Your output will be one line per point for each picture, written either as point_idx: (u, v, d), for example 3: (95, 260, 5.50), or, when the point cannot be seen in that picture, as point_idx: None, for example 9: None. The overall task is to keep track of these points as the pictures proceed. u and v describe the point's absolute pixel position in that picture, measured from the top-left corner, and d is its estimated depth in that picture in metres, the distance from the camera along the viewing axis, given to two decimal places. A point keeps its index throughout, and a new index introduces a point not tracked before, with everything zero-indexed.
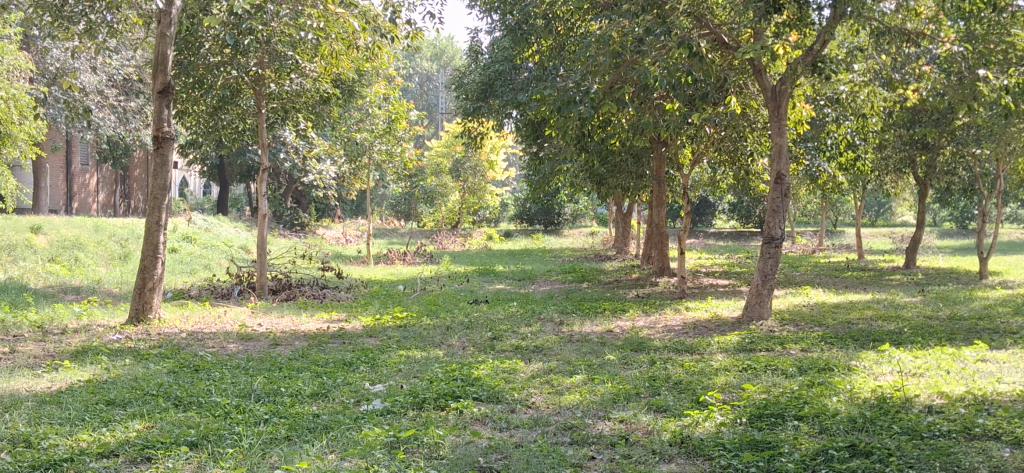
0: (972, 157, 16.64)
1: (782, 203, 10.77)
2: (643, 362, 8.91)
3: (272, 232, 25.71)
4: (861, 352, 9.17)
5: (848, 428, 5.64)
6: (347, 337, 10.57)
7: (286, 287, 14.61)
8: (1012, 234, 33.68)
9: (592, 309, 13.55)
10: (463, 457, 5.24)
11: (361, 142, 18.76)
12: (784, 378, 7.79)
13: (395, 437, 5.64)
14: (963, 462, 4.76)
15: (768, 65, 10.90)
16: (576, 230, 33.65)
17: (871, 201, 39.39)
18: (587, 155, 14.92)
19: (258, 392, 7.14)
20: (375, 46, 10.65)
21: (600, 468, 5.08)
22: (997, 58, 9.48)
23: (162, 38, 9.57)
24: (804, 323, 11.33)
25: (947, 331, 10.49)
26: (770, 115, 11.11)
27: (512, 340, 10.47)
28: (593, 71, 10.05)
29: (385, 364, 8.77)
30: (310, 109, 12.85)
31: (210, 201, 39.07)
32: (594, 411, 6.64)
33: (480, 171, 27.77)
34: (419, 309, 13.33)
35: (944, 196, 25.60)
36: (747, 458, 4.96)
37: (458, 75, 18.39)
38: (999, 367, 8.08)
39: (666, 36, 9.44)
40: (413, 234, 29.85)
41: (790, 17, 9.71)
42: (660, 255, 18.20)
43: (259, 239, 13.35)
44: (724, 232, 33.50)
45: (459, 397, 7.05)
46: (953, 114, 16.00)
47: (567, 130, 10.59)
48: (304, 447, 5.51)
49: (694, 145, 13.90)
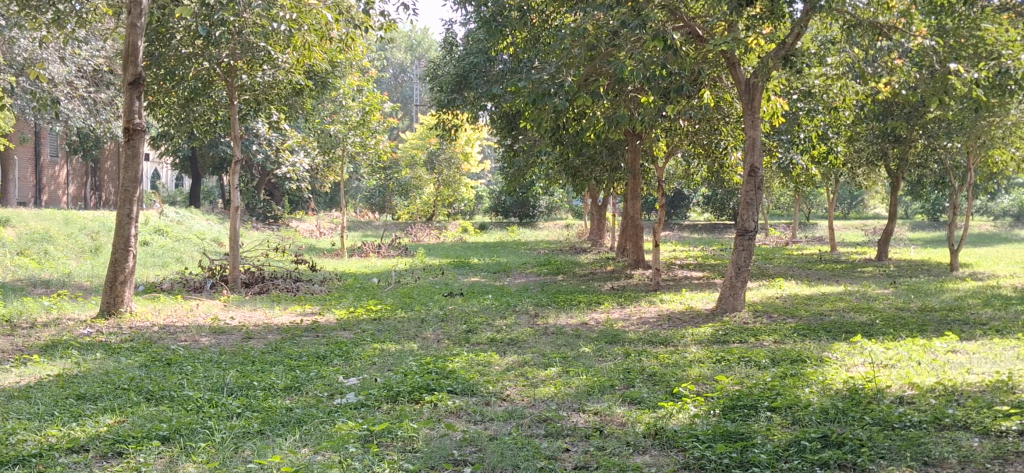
0: (942, 150, 16.78)
1: (756, 196, 10.78)
2: (617, 354, 8.92)
3: (245, 224, 25.51)
4: (834, 343, 9.23)
5: (820, 419, 5.66)
6: (321, 330, 10.49)
7: (259, 280, 14.51)
8: (981, 226, 34.07)
9: (567, 301, 13.55)
10: (437, 450, 5.19)
11: (334, 134, 18.62)
12: (757, 369, 7.83)
13: (368, 430, 5.59)
14: (932, 452, 4.78)
15: (742, 58, 10.91)
16: (551, 222, 33.66)
17: (844, 194, 39.69)
18: (562, 147, 14.89)
19: (230, 386, 7.07)
20: (348, 37, 10.55)
21: (575, 460, 5.06)
22: (966, 51, 9.53)
23: (132, 28, 9.44)
24: (776, 314, 11.40)
25: (918, 323, 10.58)
26: (744, 108, 11.13)
27: (487, 333, 10.45)
28: (567, 63, 10.03)
29: (359, 357, 8.71)
30: (282, 101, 12.74)
31: (183, 194, 38.69)
32: (569, 402, 6.63)
33: (455, 164, 27.40)
34: (393, 302, 13.29)
35: (914, 188, 25.85)
36: (720, 449, 4.95)
37: (432, 66, 18.30)
38: (970, 357, 8.15)
39: (641, 28, 9.42)
40: (387, 227, 29.75)
41: (763, 10, 9.72)
42: (634, 247, 18.23)
43: (232, 232, 13.21)
44: (699, 225, 33.64)
45: (433, 390, 7.01)
46: (925, 108, 16.11)
47: (541, 122, 10.58)
48: (277, 441, 5.46)
49: (669, 138, 13.91)
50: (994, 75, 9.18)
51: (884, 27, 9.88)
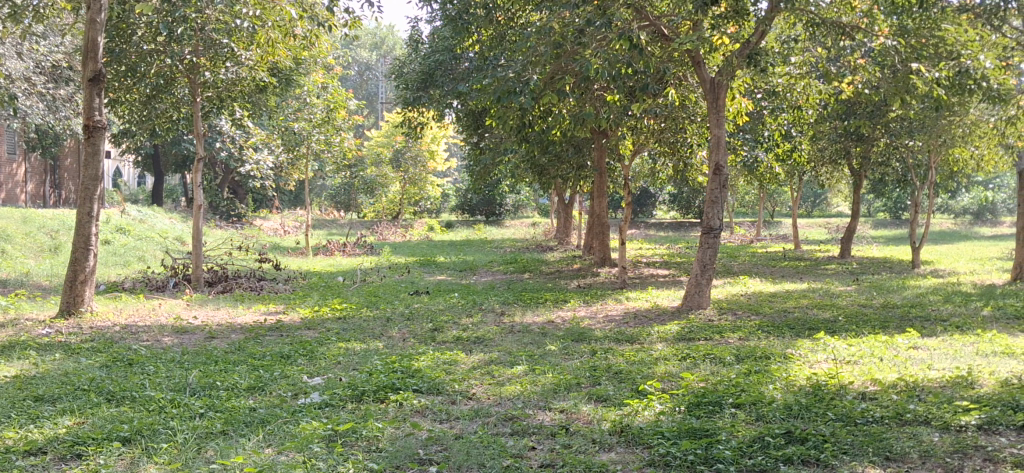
0: (904, 149, 16.96)
1: (722, 194, 10.81)
2: (584, 352, 8.90)
3: (209, 223, 25.25)
4: (797, 339, 9.29)
5: (784, 415, 5.67)
6: (285, 330, 10.38)
7: (222, 279, 14.35)
8: (942, 224, 34.53)
9: (533, 299, 13.53)
10: (402, 450, 5.13)
11: (298, 131, 18.43)
12: (722, 366, 7.85)
13: (332, 430, 5.53)
14: (894, 447, 4.81)
15: (707, 57, 10.94)
16: (517, 220, 33.65)
17: (807, 192, 40.12)
18: (528, 145, 14.83)
19: (193, 386, 6.96)
20: (313, 34, 10.43)
21: (541, 458, 5.04)
22: (928, 51, 9.61)
23: (91, 24, 9.26)
24: (741, 312, 11.46)
25: (881, 319, 10.68)
26: (708, 107, 11.16)
27: (453, 331, 10.40)
28: (533, 61, 9.99)
29: (323, 357, 8.62)
30: (246, 98, 12.59)
31: (145, 192, 38.19)
32: (534, 401, 6.60)
33: (421, 162, 27.41)
34: (358, 300, 13.18)
35: (877, 186, 26.14)
36: (685, 445, 4.94)
37: (397, 64, 18.18)
38: (930, 354, 8.23)
39: (607, 26, 9.41)
40: (353, 226, 29.55)
41: (728, 8, 9.74)
42: (600, 245, 18.25)
43: (194, 230, 13.02)
44: (665, 223, 33.80)
45: (398, 390, 6.95)
46: (886, 106, 16.28)
47: (507, 120, 10.53)
48: (239, 441, 5.38)
49: (635, 136, 13.91)
50: (955, 74, 9.28)
51: (847, 27, 9.94)
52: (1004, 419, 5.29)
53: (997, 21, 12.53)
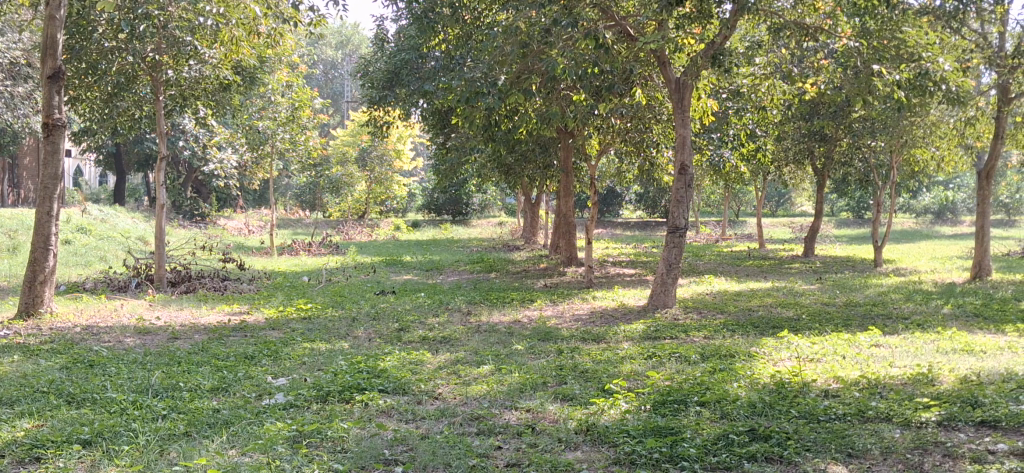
0: (867, 148, 17.02)
1: (687, 193, 10.84)
2: (550, 352, 8.90)
3: (171, 222, 24.95)
4: (761, 338, 9.35)
5: (748, 413, 5.71)
6: (249, 330, 10.30)
7: (186, 280, 14.19)
8: (903, 223, 34.99)
9: (500, 299, 13.52)
10: (367, 450, 5.11)
11: (263, 130, 18.18)
12: (687, 365, 7.89)
13: (297, 431, 5.49)
14: (856, 444, 4.86)
15: (672, 57, 10.99)
16: (484, 220, 33.62)
17: (771, 192, 40.49)
18: (494, 144, 14.80)
19: (156, 387, 6.88)
20: (278, 32, 10.35)
21: (506, 457, 5.04)
22: (889, 53, 9.71)
23: (50, 20, 9.09)
24: (707, 310, 11.54)
25: (843, 318, 10.80)
26: (674, 108, 11.20)
27: (419, 331, 10.35)
28: (499, 61, 9.98)
29: (288, 357, 8.56)
30: (210, 97, 12.46)
31: (107, 192, 37.65)
32: (500, 400, 6.60)
33: (387, 162, 27.62)
34: (323, 300, 13.09)
35: (840, 185, 26.43)
36: (650, 444, 4.94)
37: (363, 62, 18.08)
38: (892, 351, 8.32)
39: (574, 26, 9.41)
40: (318, 225, 29.36)
41: (692, 10, 9.79)
42: (567, 245, 18.30)
43: (157, 229, 12.87)
44: (631, 222, 33.94)
45: (364, 390, 6.92)
46: (849, 107, 16.44)
47: (473, 119, 10.50)
48: (203, 443, 5.33)
49: (601, 136, 13.96)
50: (915, 76, 9.40)
51: (811, 28, 10.02)
52: (963, 415, 5.36)
53: (956, 23, 12.70)
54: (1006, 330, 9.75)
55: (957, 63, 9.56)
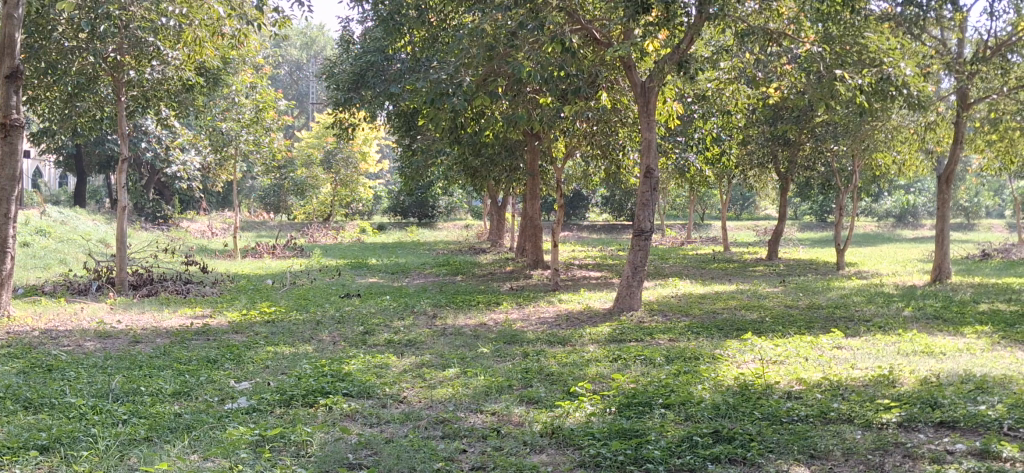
0: (829, 152, 17.39)
1: (653, 196, 10.85)
2: (516, 355, 8.89)
3: (133, 224, 24.65)
4: (725, 340, 9.40)
5: (712, 415, 5.74)
6: (211, 333, 10.18)
7: (148, 282, 13.98)
8: (866, 227, 35.44)
9: (465, 301, 13.51)
10: (332, 454, 5.07)
11: (226, 132, 17.97)
12: (653, 367, 7.91)
13: (260, 435, 5.43)
14: (818, 445, 4.90)
15: (637, 61, 11.03)
16: (450, 223, 33.57)
17: (736, 195, 40.84)
18: (461, 147, 14.75)
19: (116, 392, 6.77)
20: (242, 33, 10.23)
21: (471, 461, 5.02)
22: (851, 58, 9.80)
23: (8, 19, 8.90)
24: (672, 313, 11.58)
25: (806, 320, 10.89)
26: (639, 112, 11.25)
27: (384, 335, 10.31)
28: (466, 63, 9.96)
29: (251, 361, 8.47)
30: (172, 98, 12.33)
31: (65, 194, 37.05)
32: (466, 403, 6.58)
33: (353, 163, 27.22)
34: (288, 303, 13.00)
35: (803, 189, 26.71)
36: (615, 446, 4.95)
37: (328, 64, 17.94)
38: (853, 353, 8.41)
39: (540, 30, 9.40)
40: (282, 227, 29.16)
41: (658, 15, 9.84)
42: (533, 247, 18.33)
43: (118, 232, 12.67)
44: (597, 225, 34.04)
45: (328, 393, 6.86)
46: (812, 112, 16.57)
47: (439, 122, 10.47)
48: (164, 447, 5.25)
49: (567, 139, 13.99)
50: (877, 81, 9.51)
51: (774, 33, 10.11)
52: (923, 416, 5.43)
53: (917, 30, 12.87)
54: (965, 331, 9.89)
55: (918, 68, 9.72)
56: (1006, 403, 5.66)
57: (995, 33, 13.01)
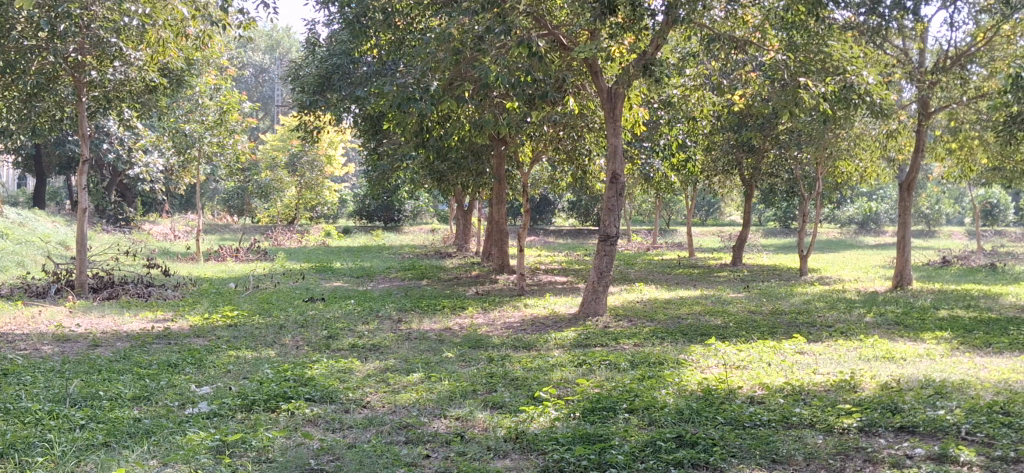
0: (792, 160, 17.53)
1: (619, 202, 10.84)
2: (481, 359, 8.86)
3: (93, 226, 24.32)
4: (689, 345, 9.45)
5: (675, 420, 5.75)
6: (172, 338, 10.04)
7: (108, 285, 13.75)
8: (829, 234, 35.85)
9: (430, 306, 13.46)
10: (294, 460, 5.02)
11: (189, 133, 17.73)
12: (617, 372, 7.94)
13: (220, 441, 5.35)
14: (780, 449, 4.93)
15: (603, 66, 11.05)
16: (416, 226, 33.46)
17: (701, 201, 41.16)
18: (427, 151, 14.66)
19: (73, 397, 6.65)
20: (206, 34, 10.10)
21: (434, 466, 4.98)
22: (815, 66, 9.84)
23: None
24: (637, 318, 11.60)
25: (769, 325, 10.99)
26: (605, 117, 11.26)
27: (348, 339, 10.23)
28: (432, 67, 9.93)
29: (213, 365, 8.38)
30: (134, 99, 12.16)
31: (25, 195, 36.48)
32: (430, 408, 6.55)
33: (318, 167, 27.04)
34: (250, 307, 12.87)
35: (767, 196, 26.93)
36: (578, 451, 4.92)
37: (293, 66, 17.77)
38: (816, 358, 8.48)
39: (506, 35, 9.40)
40: (246, 230, 28.91)
41: (625, 20, 9.86)
42: (499, 252, 18.31)
43: (79, 234, 12.44)
44: (564, 230, 34.10)
45: (290, 398, 6.79)
46: (776, 119, 16.73)
47: (405, 125, 10.41)
48: (122, 453, 5.16)
49: (534, 143, 13.98)
50: (840, 90, 9.57)
51: (740, 40, 10.18)
52: (883, 421, 5.47)
53: (879, 40, 13.03)
54: (925, 337, 10.01)
55: (880, 77, 9.83)
56: (964, 408, 5.73)
57: (955, 43, 13.19)
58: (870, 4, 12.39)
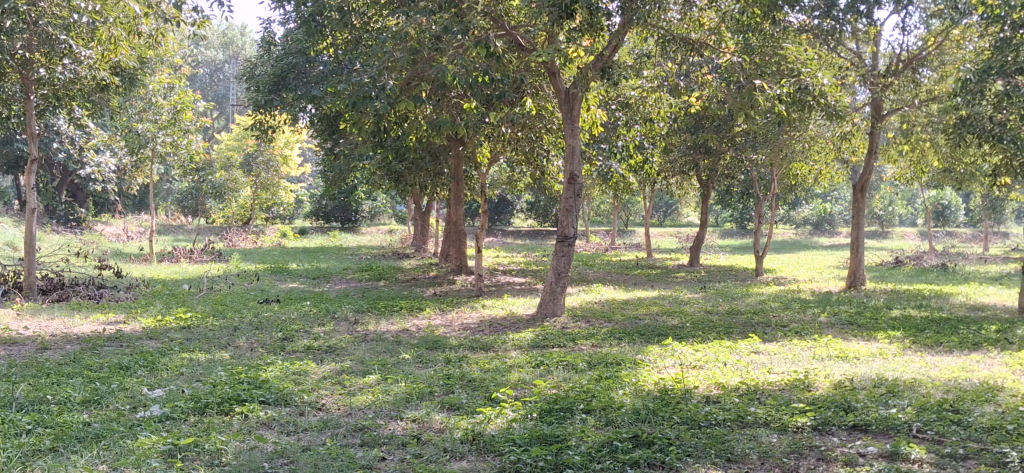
0: (748, 162, 17.69)
1: (577, 203, 10.82)
2: (439, 361, 8.81)
3: (43, 226, 23.85)
4: (646, 345, 9.47)
5: (632, 419, 5.75)
6: (124, 340, 9.86)
7: (58, 287, 13.48)
8: (784, 235, 36.22)
9: (388, 306, 13.40)
10: (247, 463, 4.94)
11: (142, 132, 17.34)
12: (575, 372, 7.94)
13: (172, 444, 5.24)
14: (735, 449, 4.94)
15: (561, 67, 11.04)
16: (374, 227, 33.29)
17: (659, 202, 41.46)
18: (385, 151, 14.56)
19: (20, 401, 6.49)
20: (159, 32, 9.92)
21: (391, 468, 4.94)
22: (770, 68, 9.92)
23: None
24: (594, 319, 11.62)
25: (725, 325, 11.05)
26: (563, 118, 11.26)
27: (304, 341, 10.11)
28: (389, 66, 9.85)
29: (165, 368, 8.23)
30: (85, 97, 11.91)
31: None
32: (386, 410, 6.49)
33: (273, 166, 26.78)
34: (204, 309, 12.67)
35: (723, 197, 27.15)
36: (535, 452, 4.89)
37: (248, 65, 17.55)
38: (771, 358, 8.56)
39: (464, 34, 9.35)
40: (201, 230, 28.54)
41: (583, 22, 9.87)
42: (457, 253, 18.24)
43: (27, 234, 12.16)
44: (522, 231, 34.12)
45: (244, 401, 6.69)
46: (733, 121, 16.87)
47: (361, 125, 10.33)
48: (70, 458, 5.03)
49: (492, 144, 13.96)
50: (795, 92, 9.64)
51: (696, 43, 10.20)
52: (837, 420, 5.52)
53: (833, 42, 13.14)
54: (878, 336, 10.13)
55: (833, 79, 9.92)
56: (915, 406, 5.80)
57: (908, 47, 13.36)
58: (824, 7, 12.48)
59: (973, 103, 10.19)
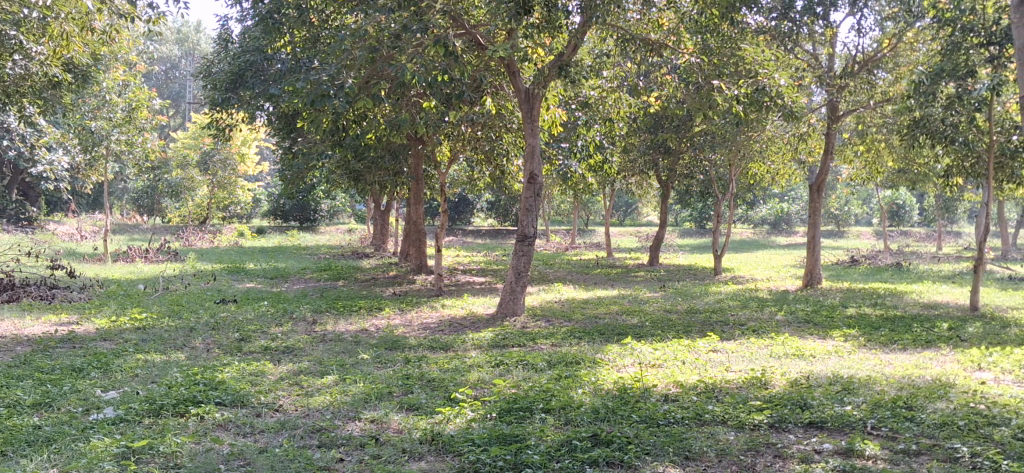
0: (707, 161, 17.81)
1: (537, 203, 10.78)
2: (397, 361, 8.75)
3: None
4: (606, 345, 9.48)
5: (591, 418, 5.75)
6: (77, 341, 9.69)
7: (9, 287, 13.22)
8: (743, 234, 36.51)
9: (347, 306, 13.29)
10: (203, 465, 4.87)
11: (96, 130, 17.00)
12: (534, 372, 7.93)
13: (126, 446, 5.16)
14: (693, 446, 4.97)
15: (520, 66, 10.99)
16: (333, 226, 33.05)
17: (619, 201, 41.64)
18: (343, 150, 14.45)
19: None
20: (112, 28, 9.76)
21: (348, 469, 4.90)
22: (728, 69, 9.97)
23: None
24: (554, 318, 11.61)
25: (683, 324, 11.10)
26: (522, 117, 11.21)
27: (260, 341, 9.99)
28: (347, 64, 9.77)
29: (119, 369, 8.11)
30: (36, 94, 11.68)
31: None
32: (344, 411, 6.42)
33: (230, 166, 26.22)
34: (160, 309, 12.51)
35: (683, 197, 27.33)
36: (493, 452, 4.87)
37: (204, 62, 17.35)
38: (728, 356, 8.62)
39: (423, 33, 9.28)
40: (156, 230, 28.16)
41: (543, 20, 9.84)
42: (416, 252, 18.17)
43: None
44: (483, 230, 34.08)
45: (200, 403, 6.60)
46: (691, 120, 16.98)
47: (319, 123, 10.23)
48: (19, 462, 4.93)
49: (451, 143, 13.90)
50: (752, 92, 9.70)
51: (654, 43, 10.22)
52: (792, 417, 5.56)
53: (791, 43, 13.24)
54: (834, 335, 10.24)
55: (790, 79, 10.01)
56: (870, 403, 5.87)
57: (863, 49, 13.51)
58: (780, 9, 12.74)
59: (925, 105, 10.35)
